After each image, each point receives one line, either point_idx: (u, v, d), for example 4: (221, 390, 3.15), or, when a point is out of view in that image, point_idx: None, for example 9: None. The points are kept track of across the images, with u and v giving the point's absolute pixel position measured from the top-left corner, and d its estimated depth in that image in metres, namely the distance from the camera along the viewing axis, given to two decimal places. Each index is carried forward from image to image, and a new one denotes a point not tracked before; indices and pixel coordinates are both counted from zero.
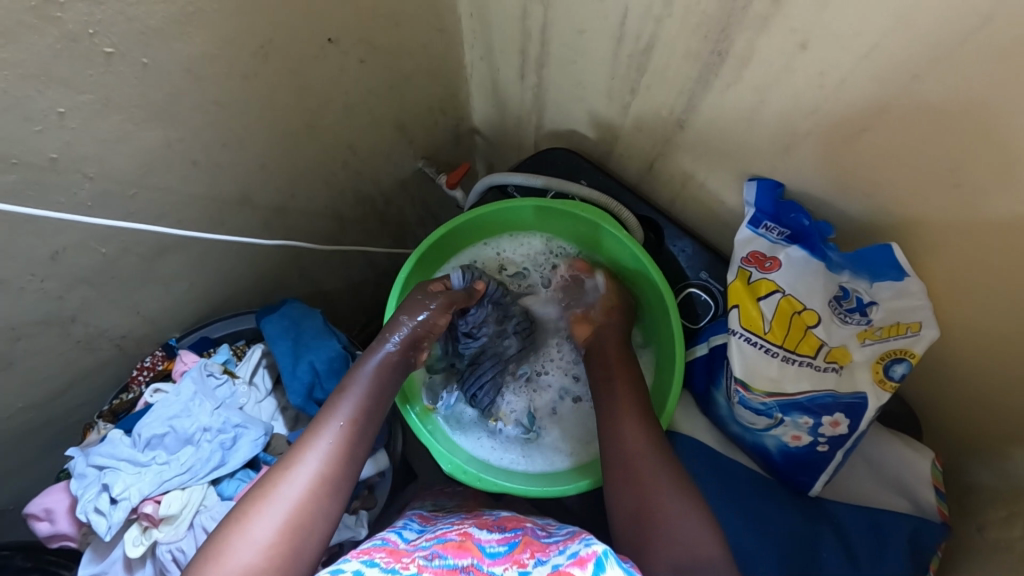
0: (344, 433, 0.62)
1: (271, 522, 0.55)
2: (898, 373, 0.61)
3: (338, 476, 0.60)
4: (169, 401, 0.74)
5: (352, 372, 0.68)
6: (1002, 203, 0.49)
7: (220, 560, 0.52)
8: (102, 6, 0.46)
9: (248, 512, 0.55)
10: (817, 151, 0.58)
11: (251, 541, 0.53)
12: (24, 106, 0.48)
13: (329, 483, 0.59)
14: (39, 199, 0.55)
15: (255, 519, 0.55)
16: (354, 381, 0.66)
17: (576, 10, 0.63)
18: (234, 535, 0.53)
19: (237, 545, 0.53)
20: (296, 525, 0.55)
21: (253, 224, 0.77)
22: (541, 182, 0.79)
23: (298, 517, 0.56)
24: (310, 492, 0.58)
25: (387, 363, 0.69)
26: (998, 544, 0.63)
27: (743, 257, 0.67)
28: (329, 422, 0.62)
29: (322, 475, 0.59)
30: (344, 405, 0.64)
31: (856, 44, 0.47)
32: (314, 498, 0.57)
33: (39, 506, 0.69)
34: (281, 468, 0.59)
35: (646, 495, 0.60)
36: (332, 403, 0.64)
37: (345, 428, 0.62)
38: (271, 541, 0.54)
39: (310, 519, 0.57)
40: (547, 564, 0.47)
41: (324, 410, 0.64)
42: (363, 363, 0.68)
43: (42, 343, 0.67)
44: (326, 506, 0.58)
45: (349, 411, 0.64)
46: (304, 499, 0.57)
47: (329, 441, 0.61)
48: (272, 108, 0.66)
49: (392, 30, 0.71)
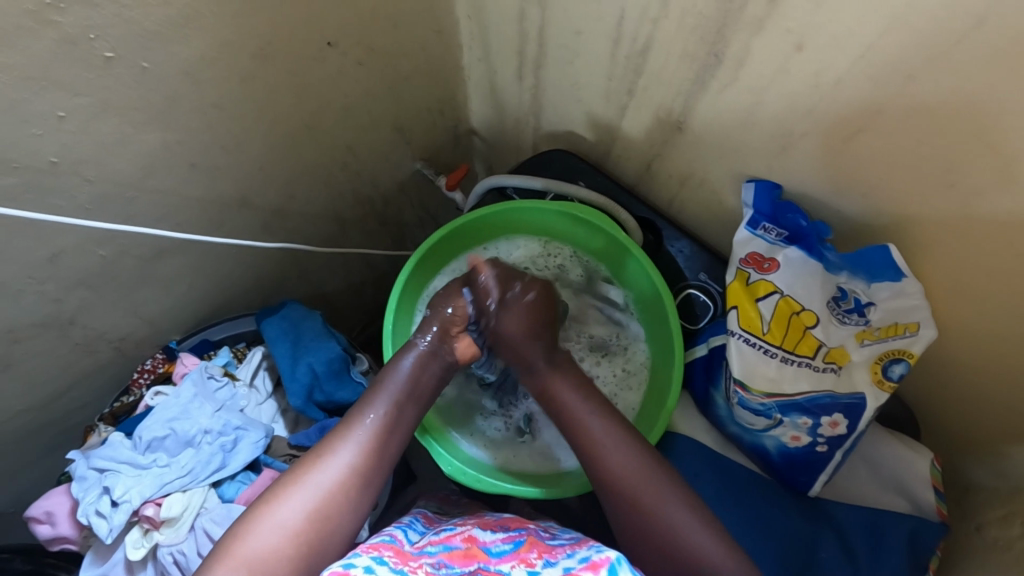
0: (378, 427, 0.62)
1: (295, 511, 0.55)
2: (896, 373, 0.62)
3: (368, 473, 0.60)
4: (169, 403, 0.75)
5: (388, 366, 0.68)
6: (999, 203, 0.50)
7: (245, 541, 0.53)
8: (100, 9, 0.46)
9: (275, 498, 0.56)
10: (814, 151, 0.58)
11: (278, 524, 0.54)
12: (23, 108, 0.48)
13: (358, 478, 0.59)
14: (39, 202, 0.55)
15: (281, 506, 0.55)
16: (391, 376, 0.66)
17: (574, 12, 0.63)
18: (260, 518, 0.54)
19: (262, 530, 0.54)
20: (318, 517, 0.56)
21: (252, 225, 0.77)
22: (540, 184, 0.80)
23: (325, 507, 0.56)
24: (340, 484, 0.58)
25: (421, 360, 0.68)
26: (996, 543, 0.63)
27: (742, 258, 0.67)
28: (364, 414, 0.63)
29: (354, 469, 0.59)
30: (378, 401, 0.64)
31: (850, 45, 0.47)
32: (339, 492, 0.58)
33: (40, 508, 0.69)
34: (316, 455, 0.60)
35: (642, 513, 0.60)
36: (368, 397, 0.65)
37: (380, 423, 0.63)
38: (297, 527, 0.54)
39: (334, 512, 0.57)
40: (557, 566, 0.47)
41: (360, 404, 0.64)
42: (400, 359, 0.68)
43: (41, 345, 0.67)
44: (353, 500, 0.58)
45: (384, 406, 0.64)
46: (334, 491, 0.57)
47: (364, 433, 0.61)
48: (272, 110, 0.67)
49: (390, 32, 0.71)
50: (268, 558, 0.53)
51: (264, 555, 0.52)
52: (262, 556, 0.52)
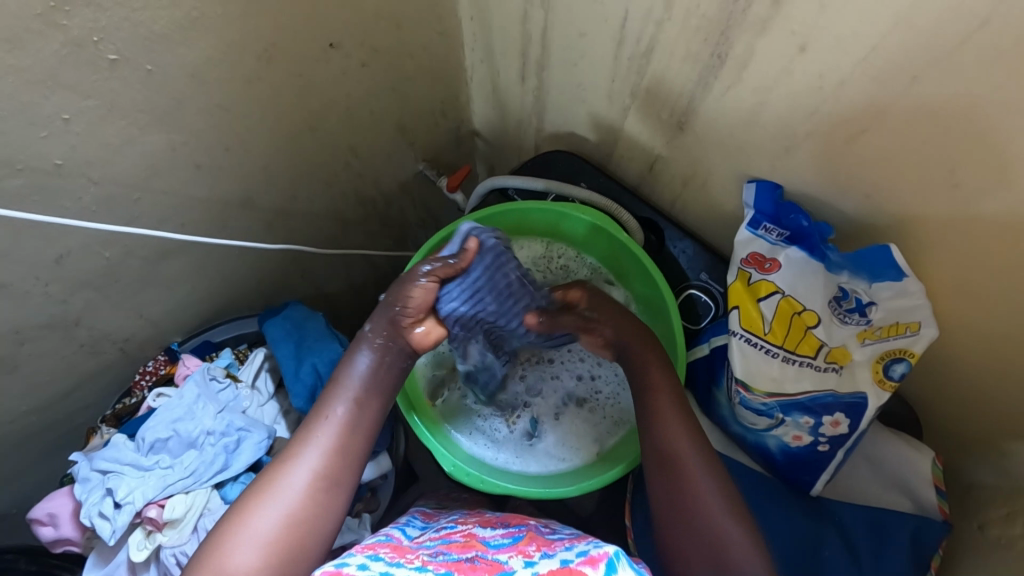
0: (343, 424, 0.62)
1: (265, 526, 0.55)
2: (898, 373, 0.62)
3: (338, 474, 0.60)
4: (173, 404, 0.75)
5: (344, 361, 0.66)
6: (1003, 204, 0.50)
7: (222, 559, 0.53)
8: (107, 12, 0.46)
9: (245, 511, 0.56)
10: (819, 152, 0.58)
11: (254, 536, 0.54)
12: (29, 111, 0.48)
13: (328, 480, 0.59)
14: (44, 204, 0.55)
15: (250, 521, 0.55)
16: (348, 370, 0.65)
17: (577, 12, 0.63)
18: (230, 535, 0.54)
19: (231, 549, 0.53)
20: (290, 529, 0.56)
21: (256, 227, 0.77)
22: (542, 185, 0.80)
23: (300, 513, 0.57)
24: (310, 491, 0.58)
25: (376, 357, 0.66)
26: (1000, 542, 0.63)
27: (743, 258, 0.67)
28: (326, 416, 0.62)
29: (322, 471, 0.59)
30: (340, 399, 0.63)
31: (855, 46, 0.47)
32: (310, 499, 0.57)
33: (43, 510, 0.69)
34: (282, 463, 0.59)
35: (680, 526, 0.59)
36: (329, 394, 0.63)
37: (345, 421, 0.62)
38: (273, 538, 0.55)
39: (307, 520, 0.57)
40: (554, 559, 0.47)
41: (321, 402, 0.63)
42: (356, 352, 0.66)
43: (46, 346, 0.67)
44: (329, 502, 0.58)
45: (347, 402, 0.63)
46: (304, 498, 0.57)
47: (329, 435, 0.61)
48: (276, 112, 0.67)
49: (393, 33, 0.71)
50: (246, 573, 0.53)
51: (243, 571, 0.52)
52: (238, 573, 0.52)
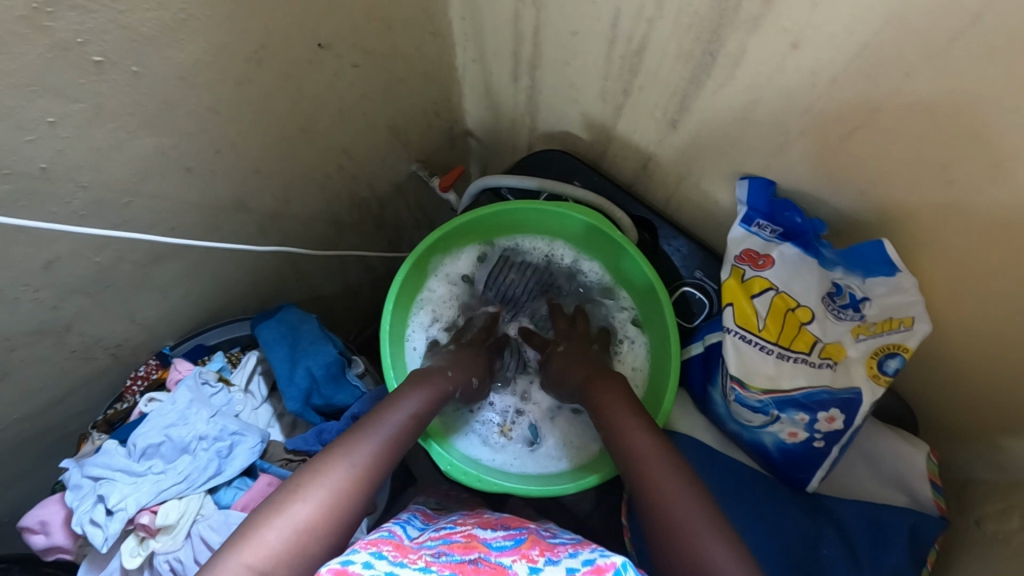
0: (394, 431, 0.62)
1: (314, 507, 0.52)
2: (892, 368, 0.62)
3: (381, 472, 0.59)
4: (164, 410, 0.74)
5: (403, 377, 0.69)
6: (995, 199, 0.50)
7: (265, 536, 0.49)
8: (93, 13, 0.46)
9: (296, 492, 0.53)
10: (813, 148, 0.58)
11: (296, 519, 0.51)
12: (14, 115, 0.47)
13: (371, 481, 0.57)
14: (32, 209, 0.54)
15: (303, 500, 0.53)
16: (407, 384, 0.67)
17: (569, 12, 0.63)
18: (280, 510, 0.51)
19: (280, 525, 0.50)
20: (336, 513, 0.53)
21: (248, 230, 0.77)
22: (535, 183, 0.78)
23: (343, 503, 0.54)
24: (357, 481, 0.56)
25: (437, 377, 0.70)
26: (996, 537, 0.63)
27: (737, 255, 0.68)
28: (377, 420, 0.62)
29: (369, 471, 0.57)
30: (394, 409, 0.64)
31: (847, 43, 0.47)
32: (357, 489, 0.56)
33: (34, 518, 0.68)
34: (334, 453, 0.58)
35: (666, 521, 0.55)
36: (384, 404, 0.64)
37: (397, 427, 0.62)
38: (319, 521, 0.52)
39: (350, 508, 0.55)
40: (559, 565, 0.47)
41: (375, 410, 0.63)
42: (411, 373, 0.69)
43: (36, 354, 0.66)
44: (363, 502, 0.56)
45: (400, 412, 0.64)
46: (352, 487, 0.55)
47: (379, 437, 0.60)
48: (266, 115, 0.66)
49: (385, 35, 0.71)
50: (290, 549, 0.49)
51: (287, 548, 0.49)
52: (285, 548, 0.49)
